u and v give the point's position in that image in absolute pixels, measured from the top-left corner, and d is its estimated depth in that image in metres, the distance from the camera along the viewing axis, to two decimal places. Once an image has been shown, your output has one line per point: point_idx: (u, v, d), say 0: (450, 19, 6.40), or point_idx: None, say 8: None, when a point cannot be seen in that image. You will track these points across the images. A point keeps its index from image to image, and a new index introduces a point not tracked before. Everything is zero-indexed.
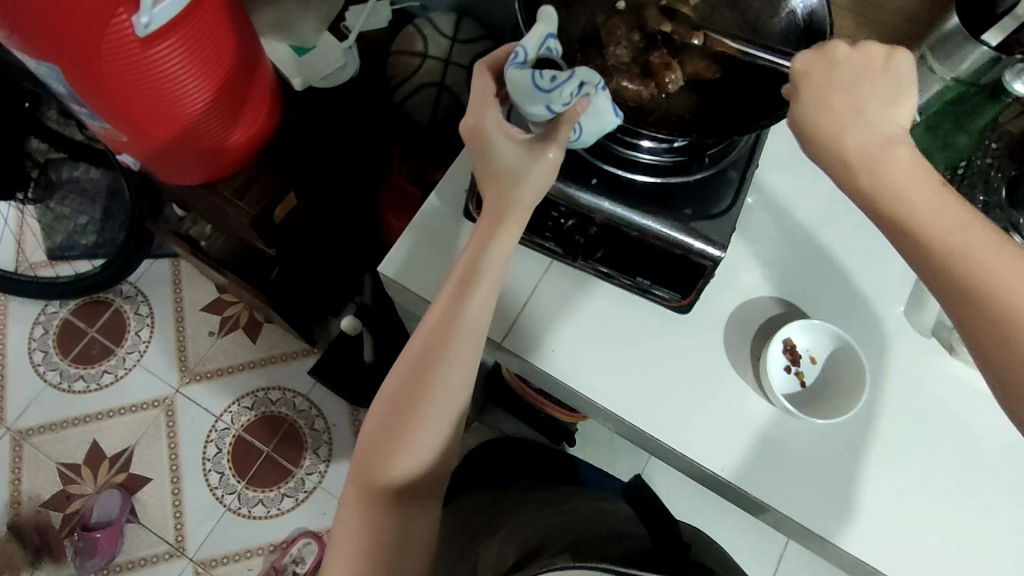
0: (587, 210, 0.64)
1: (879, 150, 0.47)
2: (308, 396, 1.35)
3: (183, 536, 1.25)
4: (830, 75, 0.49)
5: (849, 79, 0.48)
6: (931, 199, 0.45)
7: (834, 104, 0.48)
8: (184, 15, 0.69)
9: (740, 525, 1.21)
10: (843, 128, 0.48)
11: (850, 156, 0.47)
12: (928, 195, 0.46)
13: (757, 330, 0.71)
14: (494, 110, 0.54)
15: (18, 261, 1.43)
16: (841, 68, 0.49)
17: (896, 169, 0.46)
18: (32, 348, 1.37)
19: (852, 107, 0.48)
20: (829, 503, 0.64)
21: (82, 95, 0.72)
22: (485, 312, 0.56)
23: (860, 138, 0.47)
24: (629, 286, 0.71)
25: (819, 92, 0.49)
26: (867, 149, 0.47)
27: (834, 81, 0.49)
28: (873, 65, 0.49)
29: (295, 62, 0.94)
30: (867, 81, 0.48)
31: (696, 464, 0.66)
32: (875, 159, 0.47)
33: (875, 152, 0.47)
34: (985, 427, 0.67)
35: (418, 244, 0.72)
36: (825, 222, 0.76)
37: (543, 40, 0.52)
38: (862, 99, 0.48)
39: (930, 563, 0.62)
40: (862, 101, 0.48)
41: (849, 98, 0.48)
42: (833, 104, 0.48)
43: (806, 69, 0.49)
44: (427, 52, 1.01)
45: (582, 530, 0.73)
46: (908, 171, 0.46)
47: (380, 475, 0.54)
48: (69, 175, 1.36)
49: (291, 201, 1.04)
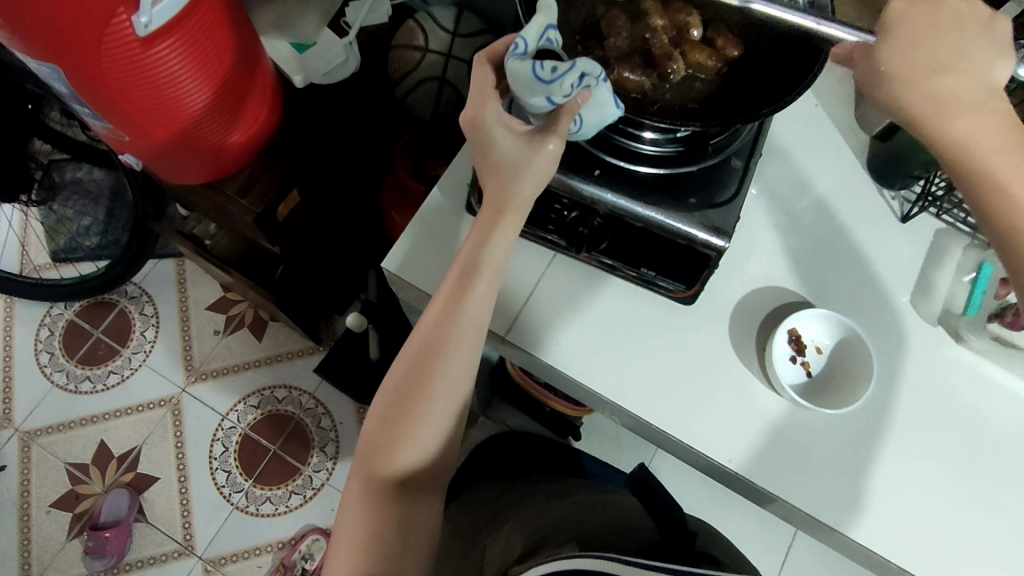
0: (589, 202, 0.64)
1: (970, 96, 0.50)
2: (314, 394, 1.35)
3: (191, 534, 1.26)
4: (935, 19, 0.51)
5: (952, 27, 0.51)
6: (1000, 145, 0.50)
7: (935, 47, 0.50)
8: (184, 14, 0.69)
9: (747, 517, 1.21)
10: (934, 73, 0.50)
11: (935, 97, 0.50)
12: (1001, 141, 0.50)
13: (764, 320, 0.70)
14: (494, 102, 0.53)
15: (23, 263, 1.43)
16: (945, 13, 0.51)
17: (979, 116, 0.50)
18: (39, 349, 1.38)
19: (950, 54, 0.50)
20: (838, 493, 0.64)
21: (83, 96, 0.72)
22: (485, 305, 0.56)
23: (955, 83, 0.50)
24: (632, 278, 0.70)
25: (918, 31, 0.51)
26: (952, 93, 0.50)
27: (936, 25, 0.51)
28: (976, 18, 0.51)
29: (296, 59, 0.94)
30: (969, 30, 0.51)
31: (704, 456, 0.66)
32: (962, 103, 0.50)
33: (964, 96, 0.50)
34: (993, 414, 0.67)
35: (420, 239, 0.72)
36: (829, 211, 0.76)
37: (543, 30, 0.52)
38: (963, 45, 0.50)
39: (941, 552, 0.62)
40: (963, 50, 0.50)
41: (949, 42, 0.50)
42: (933, 47, 0.50)
43: (907, 11, 0.51)
44: (428, 46, 1.00)
45: (588, 524, 0.72)
46: (988, 120, 0.50)
47: (382, 468, 0.55)
48: (72, 176, 1.39)
49: (293, 198, 1.03)
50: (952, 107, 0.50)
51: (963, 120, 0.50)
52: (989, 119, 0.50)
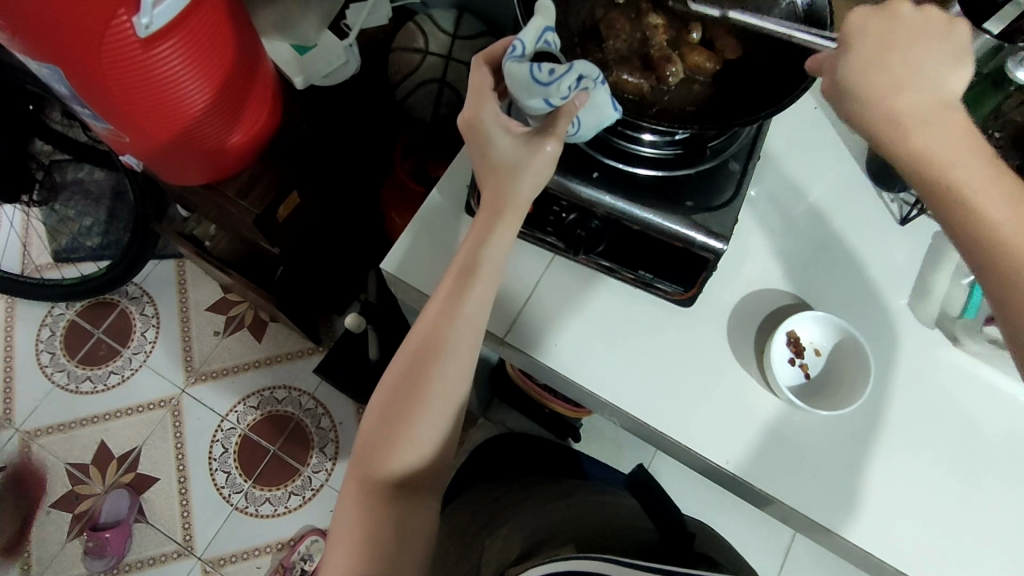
0: (588, 204, 0.64)
1: (929, 112, 0.46)
2: (314, 395, 1.35)
3: (190, 535, 1.26)
4: (888, 33, 0.47)
5: (906, 39, 0.47)
6: (967, 160, 0.45)
7: (889, 61, 0.47)
8: (184, 16, 0.69)
9: (747, 519, 1.21)
10: (892, 88, 0.46)
11: (891, 116, 0.46)
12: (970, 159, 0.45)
13: (762, 322, 0.71)
14: (492, 103, 0.54)
15: (25, 263, 1.43)
16: (899, 26, 0.47)
17: (943, 131, 0.45)
18: (40, 349, 1.38)
19: (907, 68, 0.46)
20: (836, 496, 0.64)
21: (84, 96, 0.72)
22: (483, 305, 0.56)
23: (911, 98, 0.46)
24: (631, 280, 0.70)
25: (875, 45, 0.47)
26: (910, 108, 0.46)
27: (892, 39, 0.47)
28: (934, 27, 0.47)
29: (296, 61, 0.95)
30: (924, 40, 0.47)
31: (702, 458, 0.66)
32: (921, 120, 0.45)
33: (924, 111, 0.45)
34: (993, 418, 0.67)
35: (419, 240, 0.72)
36: (828, 214, 0.76)
37: (540, 32, 0.52)
38: (917, 58, 0.47)
39: (939, 555, 0.62)
40: (916, 63, 0.46)
41: (903, 55, 0.47)
42: (888, 61, 0.47)
43: (862, 26, 0.48)
44: (428, 48, 1.00)
45: (585, 525, 0.72)
46: (951, 135, 0.45)
47: (380, 468, 0.55)
48: (73, 176, 1.40)
49: (293, 199, 1.04)
50: (910, 123, 0.46)
51: (924, 137, 0.45)
52: (952, 133, 0.45)
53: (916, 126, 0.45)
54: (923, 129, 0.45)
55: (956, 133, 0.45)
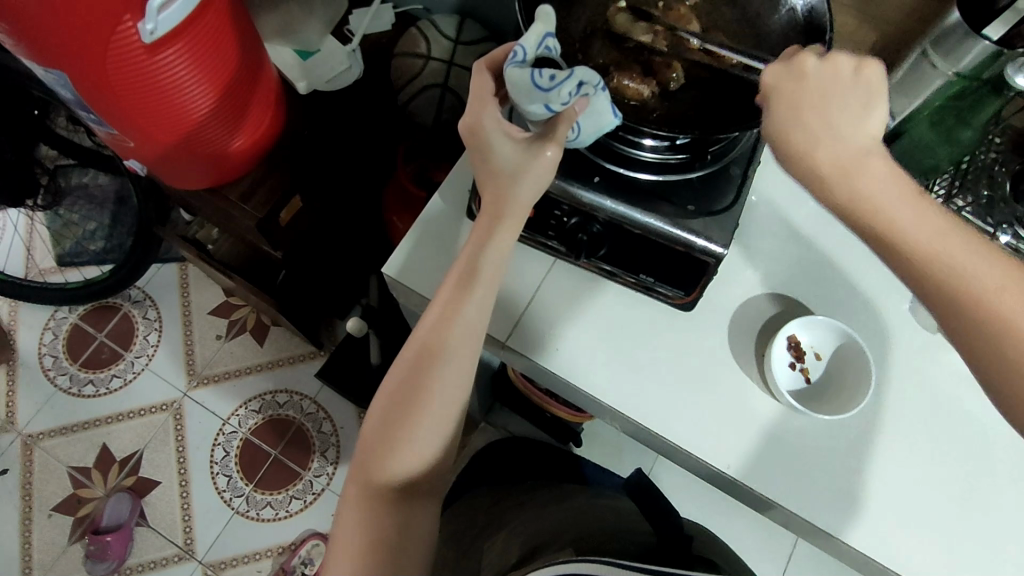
0: (589, 208, 0.64)
1: (850, 161, 0.45)
2: (315, 399, 1.35)
3: (192, 539, 1.26)
4: (798, 91, 0.48)
5: (817, 94, 0.47)
6: (897, 202, 0.43)
7: (803, 119, 0.47)
8: (189, 21, 0.69)
9: (749, 524, 1.20)
10: (810, 145, 0.46)
11: (816, 171, 0.46)
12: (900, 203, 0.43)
13: (762, 327, 0.71)
14: (493, 108, 0.54)
15: (29, 267, 1.44)
16: (807, 83, 0.48)
17: (869, 178, 0.44)
18: (43, 353, 1.39)
19: (821, 123, 0.46)
20: (837, 500, 0.64)
21: (90, 102, 0.73)
22: (483, 309, 0.56)
23: (830, 150, 0.46)
24: (633, 285, 0.71)
25: (788, 107, 0.48)
26: (832, 162, 0.45)
27: (802, 96, 0.48)
28: (842, 77, 0.47)
29: (299, 66, 0.96)
30: (833, 94, 0.47)
31: (703, 463, 0.66)
32: (846, 170, 0.45)
33: (846, 162, 0.45)
34: (996, 422, 0.67)
35: (420, 244, 0.73)
36: (829, 218, 0.76)
37: (541, 38, 0.52)
38: (831, 111, 0.46)
39: (941, 560, 0.62)
40: (829, 118, 0.46)
41: (816, 111, 0.47)
42: (803, 118, 0.47)
43: (775, 85, 0.49)
44: (430, 53, 1.01)
45: (585, 527, 0.72)
46: (875, 180, 0.44)
47: (381, 473, 0.55)
48: (78, 182, 1.39)
49: (296, 204, 1.04)
50: (837, 176, 0.45)
51: (851, 186, 0.45)
52: (877, 179, 0.44)
53: (841, 177, 0.45)
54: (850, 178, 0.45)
55: (883, 177, 0.44)
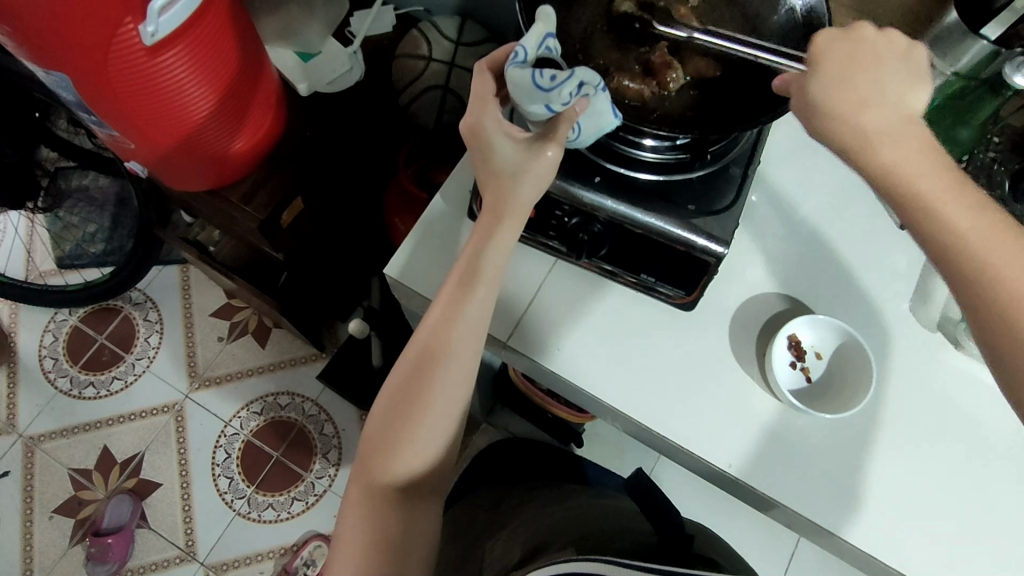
0: (590, 209, 0.64)
1: (897, 126, 0.45)
2: (316, 400, 1.35)
3: (193, 540, 1.26)
4: (854, 52, 0.47)
5: (874, 58, 0.47)
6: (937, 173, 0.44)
7: (855, 79, 0.46)
8: (189, 23, 0.70)
9: (751, 524, 1.21)
10: (859, 104, 0.46)
11: (862, 130, 0.45)
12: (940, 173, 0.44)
13: (762, 326, 0.71)
14: (494, 109, 0.54)
15: (29, 269, 1.44)
16: (865, 46, 0.47)
17: (912, 146, 0.44)
18: (43, 355, 1.39)
19: (872, 84, 0.46)
20: (839, 499, 0.64)
21: (90, 104, 0.73)
22: (485, 310, 0.57)
23: (877, 114, 0.45)
24: (633, 285, 0.71)
25: (840, 66, 0.47)
26: (880, 123, 0.45)
27: (856, 59, 0.47)
28: (895, 49, 0.48)
29: (300, 68, 0.97)
30: (888, 62, 0.47)
31: (706, 463, 0.66)
32: (891, 134, 0.45)
33: (893, 126, 0.45)
34: (997, 420, 0.67)
35: (421, 245, 0.73)
36: (831, 217, 0.76)
37: (542, 38, 0.52)
38: (882, 77, 0.46)
39: (943, 559, 0.62)
40: (882, 82, 0.46)
41: (868, 74, 0.46)
42: (854, 78, 0.46)
43: (830, 43, 0.48)
44: (432, 55, 1.01)
45: (587, 526, 0.72)
46: (916, 148, 0.44)
47: (383, 472, 0.55)
48: (78, 184, 1.39)
49: (297, 206, 1.04)
50: (881, 138, 0.45)
51: (895, 149, 0.44)
52: (919, 147, 0.44)
53: (886, 140, 0.45)
54: (895, 141, 0.45)
55: (926, 147, 0.45)
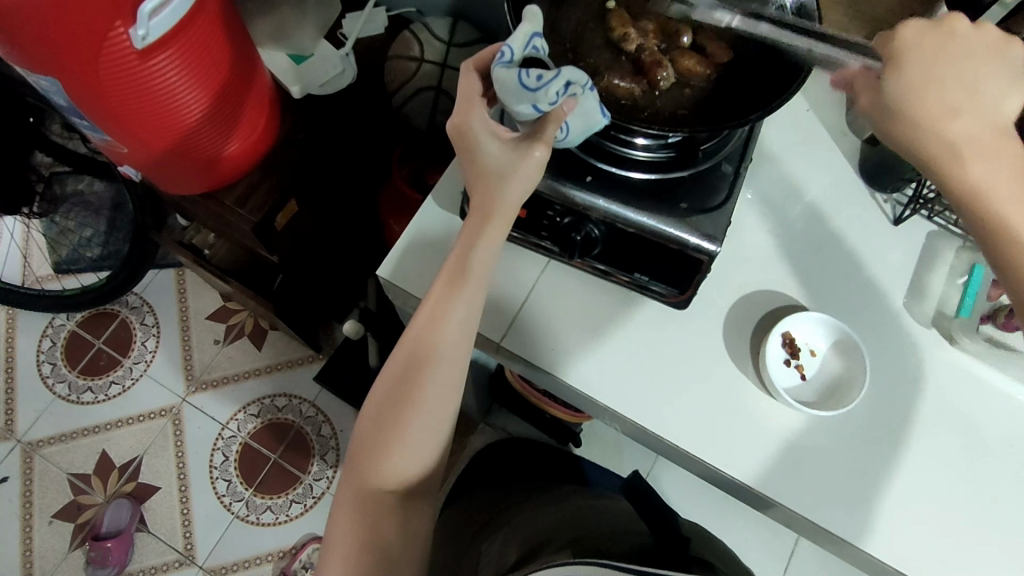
0: (582, 208, 0.64)
1: (987, 137, 0.42)
2: (314, 403, 1.35)
3: (192, 543, 1.26)
4: (943, 49, 0.44)
5: (965, 56, 0.43)
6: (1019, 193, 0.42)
7: (944, 80, 0.43)
8: (181, 26, 0.70)
9: (750, 523, 1.20)
10: (948, 108, 0.43)
11: (947, 140, 0.43)
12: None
13: (757, 323, 0.71)
14: (480, 109, 0.53)
15: (26, 275, 1.44)
16: (956, 42, 0.44)
17: (1001, 160, 0.42)
18: (41, 360, 1.39)
19: (963, 87, 0.43)
20: (835, 498, 0.64)
21: (83, 110, 0.73)
22: (473, 310, 0.56)
23: (965, 121, 0.42)
24: (625, 283, 0.71)
25: (929, 64, 0.43)
26: (972, 132, 0.42)
27: (946, 56, 0.43)
28: (993, 46, 0.44)
29: (293, 70, 0.96)
30: (982, 60, 0.43)
31: (701, 462, 0.66)
32: (980, 146, 0.42)
33: (983, 136, 0.42)
34: (990, 417, 0.67)
35: (413, 246, 0.73)
36: (823, 216, 0.76)
37: (528, 38, 0.52)
38: (976, 79, 0.43)
39: (940, 556, 0.62)
40: (973, 85, 0.43)
41: (959, 77, 0.43)
42: (943, 80, 0.43)
43: (916, 41, 0.44)
44: (424, 56, 1.02)
45: (582, 527, 0.72)
46: (1005, 163, 0.42)
47: (374, 474, 0.55)
48: (73, 188, 1.41)
49: (291, 208, 1.04)
50: (969, 150, 0.42)
51: (982, 163, 0.42)
52: (1010, 160, 0.42)
53: (975, 152, 0.42)
54: (983, 156, 0.42)
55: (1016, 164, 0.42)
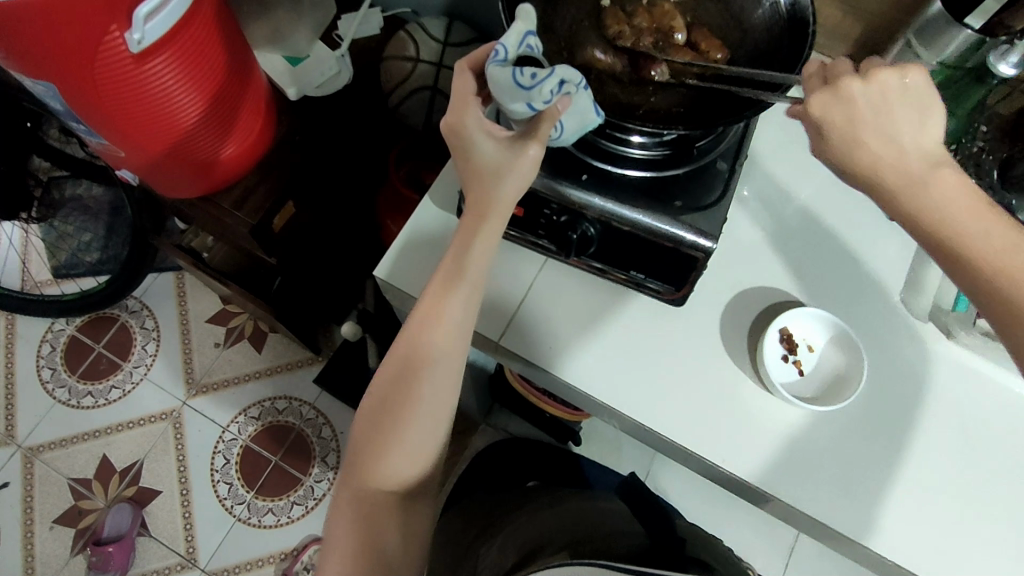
0: (578, 207, 0.64)
1: (918, 171, 0.46)
2: (314, 404, 1.35)
3: (193, 547, 1.26)
4: (851, 111, 0.47)
5: (875, 111, 0.47)
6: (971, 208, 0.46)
7: (864, 138, 0.47)
8: (176, 30, 0.70)
9: (750, 521, 1.20)
10: (879, 163, 0.47)
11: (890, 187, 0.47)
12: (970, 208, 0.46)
13: (754, 320, 0.71)
14: (474, 109, 0.53)
15: (25, 280, 1.43)
16: (866, 98, 0.47)
17: (940, 184, 0.46)
18: (41, 366, 1.39)
19: (885, 136, 0.47)
20: (836, 494, 0.64)
21: (80, 114, 0.73)
22: (470, 308, 0.56)
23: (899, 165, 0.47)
24: (623, 281, 0.71)
25: (848, 131, 0.47)
26: (906, 174, 0.46)
27: (859, 115, 0.47)
28: (895, 89, 0.47)
29: (289, 71, 0.97)
30: (892, 107, 0.47)
31: (700, 459, 0.66)
32: (917, 182, 0.46)
33: (915, 172, 0.46)
34: (988, 410, 0.67)
35: (409, 246, 0.73)
36: (819, 212, 0.76)
37: (522, 37, 0.53)
38: (891, 127, 0.47)
39: (942, 551, 0.62)
40: (893, 131, 0.47)
41: (877, 131, 0.47)
42: (863, 137, 0.47)
43: (826, 112, 0.48)
44: (419, 56, 1.02)
45: (582, 528, 0.72)
46: (949, 188, 0.46)
47: (374, 474, 0.55)
48: (71, 193, 1.42)
49: (289, 210, 1.05)
50: (909, 182, 0.46)
51: (926, 197, 0.46)
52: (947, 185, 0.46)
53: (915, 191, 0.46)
54: (923, 189, 0.46)
55: (949, 183, 0.46)
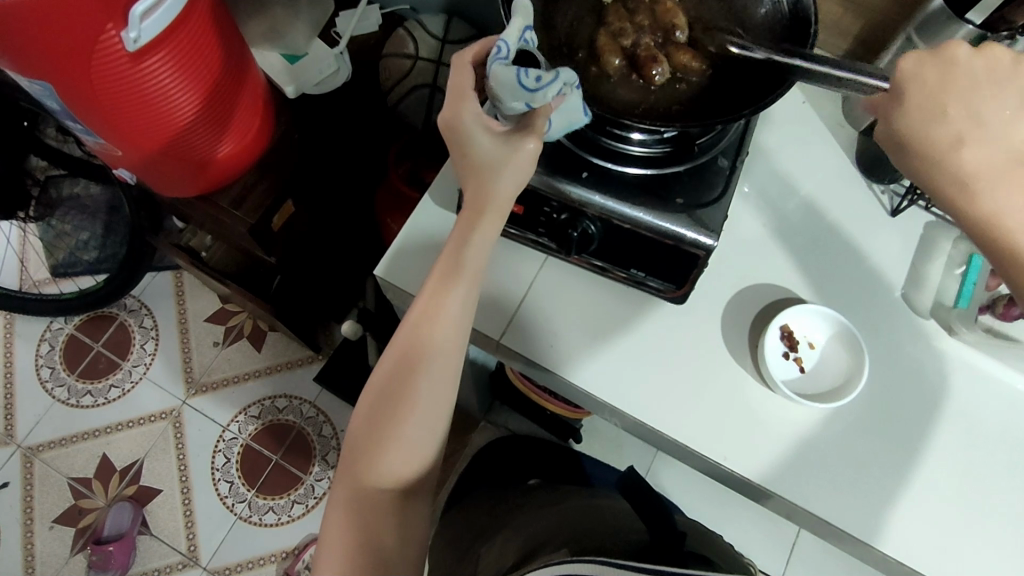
0: (578, 205, 0.64)
1: (997, 162, 0.42)
2: (314, 403, 1.35)
3: (195, 545, 1.26)
4: (946, 79, 0.44)
5: (965, 87, 0.43)
6: None
7: (949, 110, 0.43)
8: (173, 27, 0.69)
9: (751, 517, 1.21)
10: (949, 140, 0.43)
11: (954, 170, 0.42)
12: None
13: (756, 316, 0.70)
14: (471, 103, 0.53)
15: (22, 279, 1.44)
16: (957, 74, 0.44)
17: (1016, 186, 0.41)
18: (40, 365, 1.39)
19: (967, 117, 0.43)
20: (840, 494, 0.64)
21: (76, 113, 0.72)
22: (468, 305, 0.56)
23: (972, 149, 0.42)
24: (623, 279, 0.71)
25: (932, 97, 0.44)
26: (981, 162, 0.42)
27: (948, 86, 0.44)
28: (999, 72, 0.44)
29: (287, 69, 0.96)
30: (993, 85, 0.43)
31: (701, 457, 0.66)
32: (990, 173, 0.41)
33: (990, 163, 0.42)
34: (991, 409, 0.67)
35: (407, 245, 0.73)
36: (820, 210, 0.76)
37: (521, 33, 0.53)
38: (984, 106, 0.43)
39: (944, 550, 0.62)
40: (981, 111, 0.43)
41: (967, 106, 0.43)
42: (948, 110, 0.43)
43: (916, 70, 0.45)
44: (418, 54, 1.01)
45: (583, 526, 0.72)
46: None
47: (370, 472, 0.55)
48: (69, 192, 1.39)
49: (287, 209, 1.04)
50: (971, 170, 0.42)
51: (995, 189, 0.41)
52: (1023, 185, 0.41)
53: (986, 182, 0.41)
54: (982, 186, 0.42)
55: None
